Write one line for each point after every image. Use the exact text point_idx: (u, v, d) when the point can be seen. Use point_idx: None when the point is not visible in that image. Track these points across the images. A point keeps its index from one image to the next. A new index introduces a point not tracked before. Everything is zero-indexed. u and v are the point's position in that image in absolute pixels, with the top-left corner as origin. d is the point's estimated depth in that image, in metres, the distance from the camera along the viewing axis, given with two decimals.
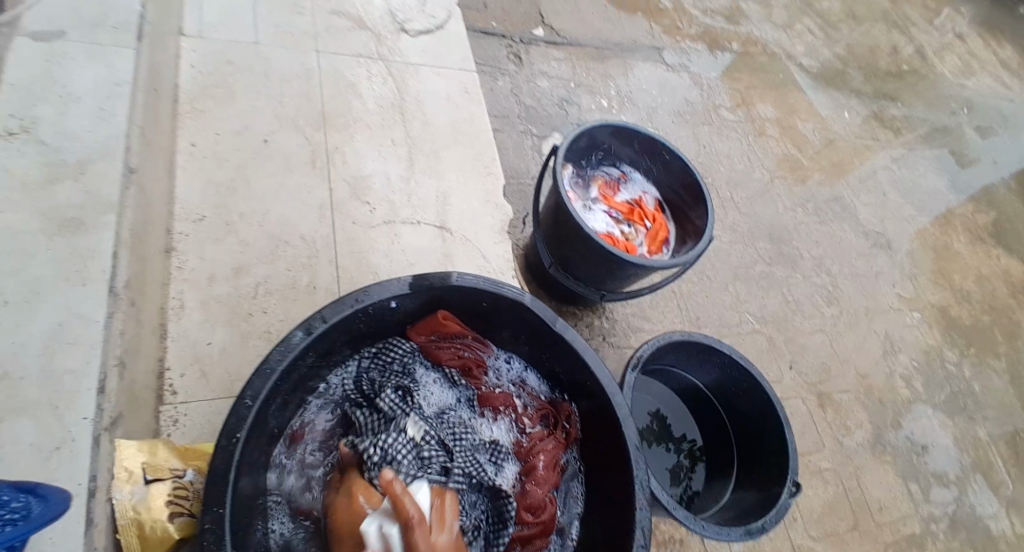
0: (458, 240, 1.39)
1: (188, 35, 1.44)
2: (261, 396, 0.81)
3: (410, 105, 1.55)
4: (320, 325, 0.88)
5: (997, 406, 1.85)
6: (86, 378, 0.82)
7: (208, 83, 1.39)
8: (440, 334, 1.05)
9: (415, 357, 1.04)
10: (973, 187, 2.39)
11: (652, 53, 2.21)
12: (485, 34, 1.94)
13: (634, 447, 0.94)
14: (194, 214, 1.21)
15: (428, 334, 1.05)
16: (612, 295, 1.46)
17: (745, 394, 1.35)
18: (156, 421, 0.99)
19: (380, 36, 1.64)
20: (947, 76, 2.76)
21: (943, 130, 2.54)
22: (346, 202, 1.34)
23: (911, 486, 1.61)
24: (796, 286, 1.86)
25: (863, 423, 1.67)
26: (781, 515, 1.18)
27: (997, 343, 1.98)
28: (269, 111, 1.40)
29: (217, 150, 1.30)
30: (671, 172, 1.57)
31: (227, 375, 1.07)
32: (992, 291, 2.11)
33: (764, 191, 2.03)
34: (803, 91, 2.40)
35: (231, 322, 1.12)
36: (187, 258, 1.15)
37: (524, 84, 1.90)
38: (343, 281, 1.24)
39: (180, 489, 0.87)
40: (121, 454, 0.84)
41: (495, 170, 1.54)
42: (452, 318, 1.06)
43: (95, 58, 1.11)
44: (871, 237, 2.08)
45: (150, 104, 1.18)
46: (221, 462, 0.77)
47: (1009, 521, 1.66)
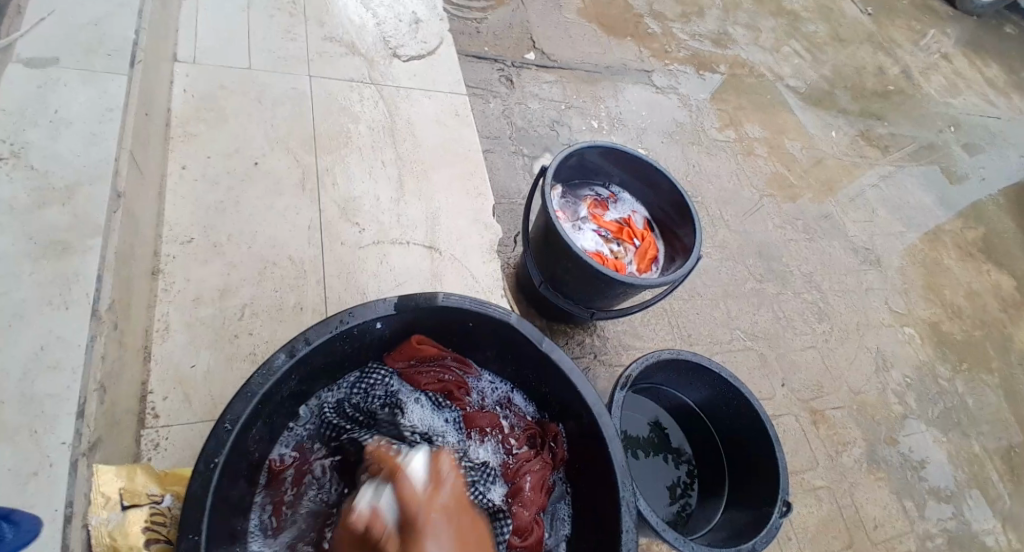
0: (447, 260, 1.40)
1: (183, 61, 1.47)
2: (241, 420, 0.81)
3: (401, 128, 1.57)
4: (303, 347, 0.89)
5: (991, 420, 1.84)
6: (67, 403, 0.82)
7: (200, 107, 1.41)
8: (418, 358, 1.05)
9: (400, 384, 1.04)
10: (961, 203, 2.41)
11: (641, 75, 2.24)
12: (478, 59, 1.97)
13: (621, 468, 0.93)
14: (181, 236, 1.21)
15: (406, 359, 1.05)
16: (602, 313, 1.46)
17: (736, 412, 1.35)
18: (136, 446, 0.99)
19: (374, 61, 1.67)
20: (932, 95, 2.80)
21: (930, 147, 2.57)
22: (335, 222, 1.35)
23: (905, 501, 1.60)
24: (787, 303, 1.87)
25: (856, 438, 1.66)
26: (771, 534, 1.17)
27: (989, 358, 1.98)
28: (261, 134, 1.42)
29: (206, 173, 1.31)
30: (660, 191, 1.58)
31: (210, 397, 1.06)
32: (983, 305, 2.11)
33: (754, 209, 2.05)
34: (791, 111, 2.44)
35: (215, 344, 1.12)
36: (173, 280, 1.16)
37: (515, 107, 1.93)
38: (330, 301, 1.24)
39: (157, 515, 0.85)
40: (98, 480, 0.83)
41: (485, 191, 1.55)
42: (427, 342, 1.06)
43: (89, 83, 1.12)
44: (860, 253, 2.09)
45: (140, 128, 1.19)
46: (198, 487, 0.77)
47: (1006, 535, 1.65)
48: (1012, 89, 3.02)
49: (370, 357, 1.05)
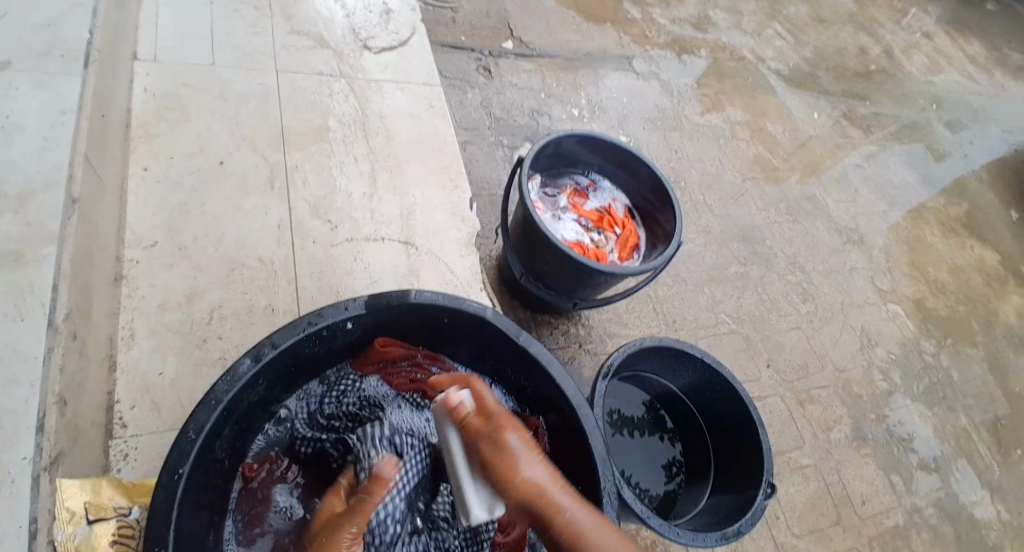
0: (423, 254, 1.37)
1: (144, 59, 1.43)
2: (205, 429, 0.79)
3: (373, 121, 1.54)
4: (269, 351, 0.86)
5: (978, 394, 1.85)
6: (24, 418, 0.79)
7: (163, 106, 1.37)
8: (386, 361, 1.03)
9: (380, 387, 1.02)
10: (944, 179, 2.41)
11: (621, 61, 2.22)
12: (454, 49, 1.94)
13: (602, 457, 0.92)
14: (145, 240, 1.18)
15: (376, 362, 1.03)
16: (584, 302, 1.44)
17: (720, 397, 1.33)
18: (105, 456, 0.97)
19: (343, 53, 1.63)
20: (914, 73, 2.79)
21: (912, 126, 2.57)
22: (306, 221, 1.32)
23: (893, 477, 1.60)
24: (772, 286, 1.86)
25: (843, 417, 1.66)
26: (757, 516, 1.16)
27: (974, 332, 1.99)
28: (227, 132, 1.38)
29: (170, 174, 1.28)
30: (639, 178, 1.55)
31: (180, 404, 1.04)
32: (968, 281, 2.11)
33: (738, 193, 2.04)
34: (772, 93, 2.42)
35: (184, 350, 1.09)
36: (137, 286, 1.13)
37: (493, 97, 1.89)
38: (303, 301, 1.22)
39: (125, 528, 0.83)
40: (62, 495, 0.79)
41: (461, 184, 1.53)
42: (392, 344, 1.04)
43: (41, 87, 1.08)
44: (844, 233, 2.09)
45: (97, 130, 1.15)
46: (163, 500, 0.74)
47: (994, 507, 1.65)
48: (994, 65, 3.01)
49: (340, 362, 1.03)
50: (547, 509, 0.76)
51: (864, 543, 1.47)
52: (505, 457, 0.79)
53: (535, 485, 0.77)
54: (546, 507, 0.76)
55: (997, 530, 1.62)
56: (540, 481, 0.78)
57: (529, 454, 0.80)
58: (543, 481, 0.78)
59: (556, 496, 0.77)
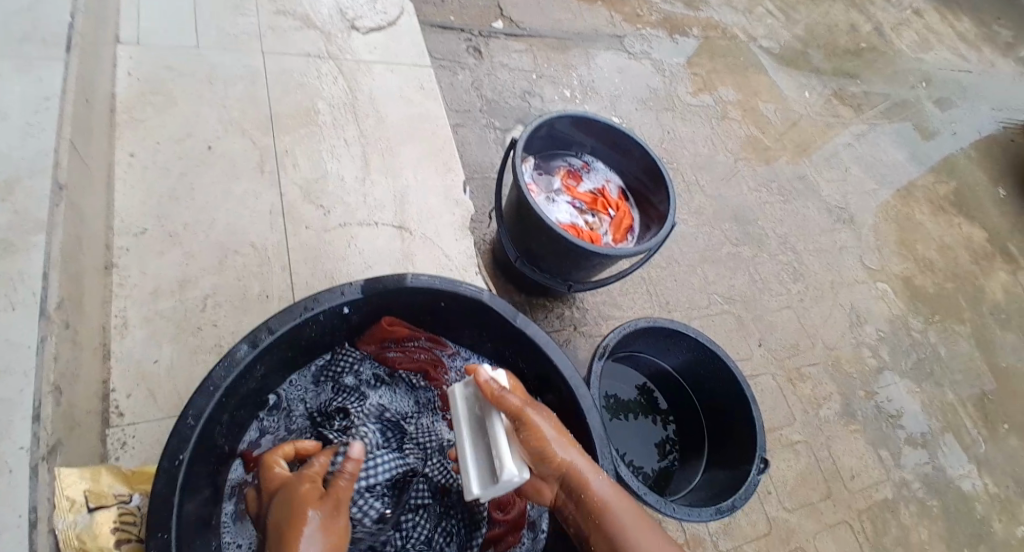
0: (417, 238, 1.37)
1: (126, 42, 1.40)
2: (204, 414, 0.79)
3: (363, 104, 1.52)
4: (266, 336, 0.86)
5: (965, 370, 1.88)
6: (20, 407, 0.78)
7: (147, 90, 1.35)
8: (390, 340, 1.04)
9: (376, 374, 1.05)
10: (933, 157, 2.42)
11: (612, 40, 2.20)
12: (443, 29, 1.91)
13: (599, 437, 0.93)
14: (135, 227, 1.17)
15: (378, 342, 1.03)
16: (580, 285, 1.44)
17: (714, 376, 1.35)
18: (102, 445, 0.96)
19: (330, 34, 1.61)
20: (904, 51, 2.79)
21: (903, 104, 2.57)
22: (298, 205, 1.31)
23: (882, 452, 1.63)
24: (764, 266, 1.87)
25: (834, 395, 1.68)
26: (751, 492, 1.17)
27: (962, 309, 2.01)
28: (214, 116, 1.36)
29: (158, 159, 1.26)
30: (631, 158, 1.55)
31: (176, 392, 1.04)
32: (956, 258, 2.14)
33: (730, 173, 2.04)
34: (764, 72, 2.41)
35: (178, 337, 1.08)
36: (129, 274, 1.12)
37: (484, 78, 1.87)
38: (297, 286, 1.21)
39: (126, 515, 0.84)
40: (62, 483, 0.79)
41: (454, 167, 1.52)
42: (399, 323, 1.04)
43: (23, 70, 1.04)
44: (835, 213, 2.10)
45: (82, 115, 1.13)
46: (164, 485, 0.74)
47: (981, 480, 1.69)
48: (983, 42, 3.01)
49: (340, 341, 1.01)
50: (581, 487, 0.81)
51: (854, 517, 1.50)
52: (540, 443, 0.80)
53: (568, 465, 0.81)
54: (579, 484, 0.81)
55: (983, 502, 1.65)
56: (574, 460, 0.82)
57: (559, 436, 0.82)
58: (574, 459, 0.82)
59: (586, 471, 0.82)
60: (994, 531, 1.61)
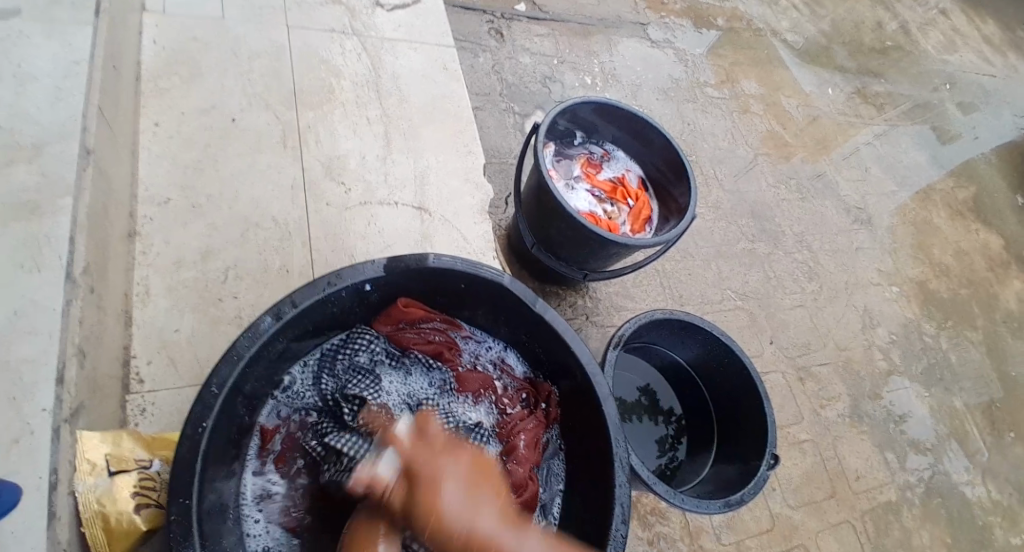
0: (437, 221, 1.36)
1: (151, 9, 1.39)
2: (227, 384, 0.80)
3: (386, 81, 1.51)
4: (289, 310, 0.86)
5: (975, 376, 1.87)
6: (45, 369, 0.79)
7: (171, 59, 1.34)
8: (405, 322, 1.04)
9: (381, 355, 1.03)
10: (954, 162, 2.39)
11: (636, 28, 2.17)
12: (466, 9, 1.89)
13: (613, 423, 0.93)
14: (157, 197, 1.17)
15: (394, 323, 1.03)
16: (595, 274, 1.43)
17: (727, 371, 1.34)
18: (123, 410, 0.97)
19: (354, 9, 1.59)
20: (930, 52, 2.75)
21: (925, 106, 2.54)
22: (318, 180, 1.31)
23: (888, 455, 1.63)
24: (778, 263, 1.86)
25: (842, 395, 1.68)
26: (758, 487, 1.18)
27: (975, 316, 2.00)
28: (238, 88, 1.35)
29: (182, 129, 1.26)
30: (653, 149, 1.54)
31: (196, 362, 1.05)
32: (971, 264, 2.12)
33: (748, 167, 2.02)
34: (788, 67, 2.38)
35: (198, 308, 1.09)
36: (151, 242, 1.12)
37: (506, 61, 1.86)
38: (317, 264, 1.21)
39: (147, 480, 0.86)
40: (84, 447, 0.81)
41: (474, 150, 1.51)
42: (415, 304, 1.04)
43: (52, 35, 1.05)
44: (852, 213, 2.08)
45: (109, 81, 1.13)
46: (188, 452, 0.75)
47: (985, 487, 1.69)
48: (1009, 47, 2.96)
49: (356, 321, 1.03)
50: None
51: (857, 517, 1.51)
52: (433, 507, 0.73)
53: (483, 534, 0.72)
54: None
55: (986, 508, 1.66)
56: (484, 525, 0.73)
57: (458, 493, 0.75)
58: (492, 526, 0.73)
59: (497, 534, 0.73)
60: (994, 538, 1.61)
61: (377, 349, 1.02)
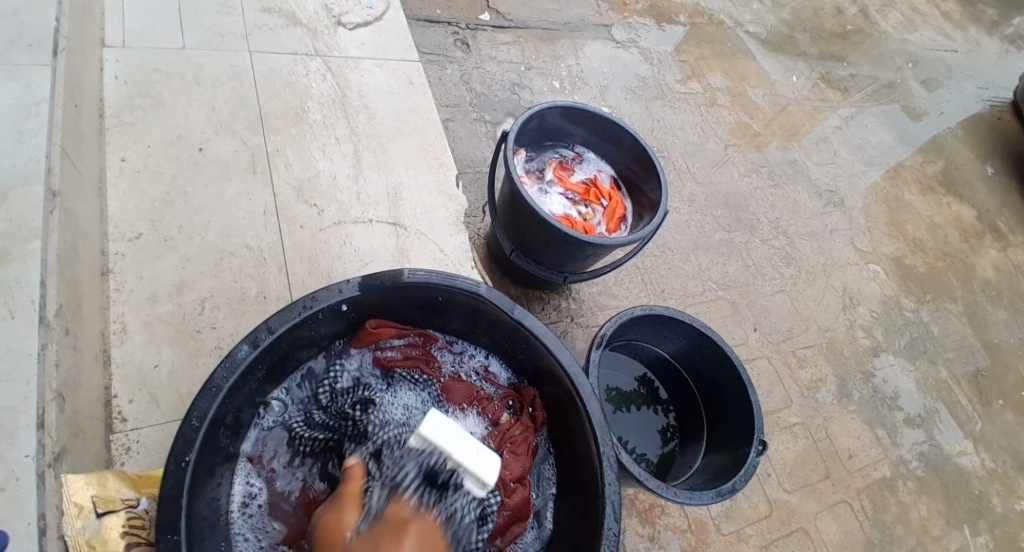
0: (413, 235, 1.37)
1: (111, 45, 1.39)
2: (208, 416, 0.80)
3: (353, 101, 1.51)
4: (266, 336, 0.87)
5: (958, 346, 1.90)
6: (24, 415, 0.79)
7: (134, 94, 1.34)
8: (376, 343, 1.03)
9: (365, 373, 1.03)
10: (921, 138, 2.43)
11: (600, 30, 2.19)
12: (430, 23, 1.90)
13: (600, 425, 0.94)
14: (128, 232, 1.16)
15: (366, 346, 1.03)
16: (575, 275, 1.44)
17: (711, 361, 1.36)
18: (107, 451, 0.97)
19: (315, 31, 1.60)
20: (889, 32, 2.80)
21: (889, 86, 2.59)
22: (291, 204, 1.31)
23: (878, 431, 1.65)
24: (756, 250, 1.88)
25: (829, 376, 1.70)
26: (749, 473, 1.19)
27: (952, 287, 2.04)
28: (203, 117, 1.35)
29: (149, 164, 1.26)
30: (623, 148, 1.55)
31: (178, 396, 1.04)
32: (946, 237, 2.16)
33: (720, 160, 2.05)
34: (752, 57, 2.41)
35: (177, 341, 1.09)
36: (125, 279, 1.12)
37: (472, 71, 1.87)
38: (295, 287, 1.21)
39: (135, 519, 0.85)
40: (68, 490, 0.80)
41: (446, 162, 1.52)
42: (382, 325, 1.04)
43: (8, 78, 1.04)
44: (825, 196, 2.11)
45: (71, 121, 1.12)
46: (173, 487, 0.75)
47: (976, 455, 1.71)
48: (968, 22, 3.02)
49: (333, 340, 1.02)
50: None
51: (852, 495, 1.52)
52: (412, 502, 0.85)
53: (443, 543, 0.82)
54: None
55: (980, 476, 1.68)
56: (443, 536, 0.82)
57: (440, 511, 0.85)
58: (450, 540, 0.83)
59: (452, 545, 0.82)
60: (988, 504, 1.64)
61: (359, 367, 1.03)
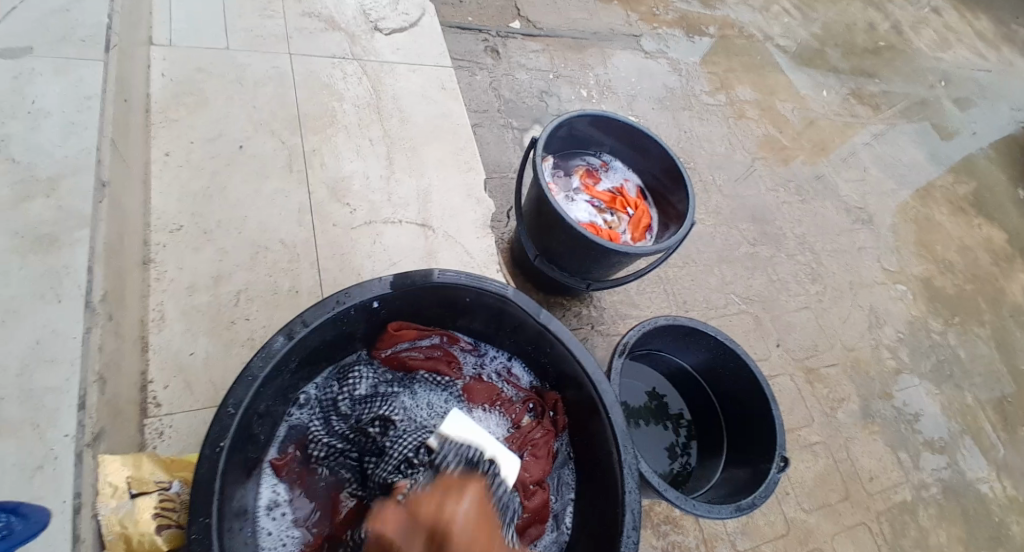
0: (441, 237, 1.39)
1: (158, 43, 1.43)
2: (243, 403, 0.82)
3: (386, 104, 1.54)
4: (300, 329, 0.89)
5: (984, 371, 1.88)
6: (65, 396, 0.82)
7: (180, 91, 1.38)
8: (400, 344, 1.06)
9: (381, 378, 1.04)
10: (952, 158, 2.40)
11: (630, 40, 2.21)
12: (462, 30, 1.93)
13: (621, 433, 0.95)
14: (169, 224, 1.20)
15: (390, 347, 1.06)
16: (598, 283, 1.45)
17: (733, 373, 1.36)
18: (140, 434, 1.00)
19: (353, 35, 1.64)
20: (923, 50, 2.77)
21: (921, 103, 2.56)
22: (325, 203, 1.34)
23: (900, 454, 1.63)
24: (781, 265, 1.87)
25: (851, 394, 1.69)
26: (769, 489, 1.18)
27: (980, 311, 2.01)
28: (243, 115, 1.39)
29: (191, 158, 1.30)
30: (651, 158, 1.57)
31: (212, 385, 1.07)
32: (975, 260, 2.13)
33: (747, 173, 2.04)
34: (782, 71, 2.41)
35: (212, 331, 1.12)
36: (164, 269, 1.15)
37: (502, 78, 1.90)
38: (326, 284, 1.24)
39: (167, 501, 0.87)
40: (104, 470, 0.84)
41: (475, 166, 1.54)
42: (406, 327, 1.06)
43: (64, 73, 1.09)
44: (852, 213, 2.09)
45: (119, 114, 1.16)
46: (206, 471, 0.78)
47: (1000, 483, 1.68)
48: (1003, 42, 2.98)
49: (358, 346, 1.05)
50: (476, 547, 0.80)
51: (871, 517, 1.51)
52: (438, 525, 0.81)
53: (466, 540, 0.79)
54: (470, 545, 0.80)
55: (1003, 505, 1.65)
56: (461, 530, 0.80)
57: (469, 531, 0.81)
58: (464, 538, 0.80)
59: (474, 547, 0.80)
60: (1011, 533, 1.61)
61: (376, 373, 1.04)
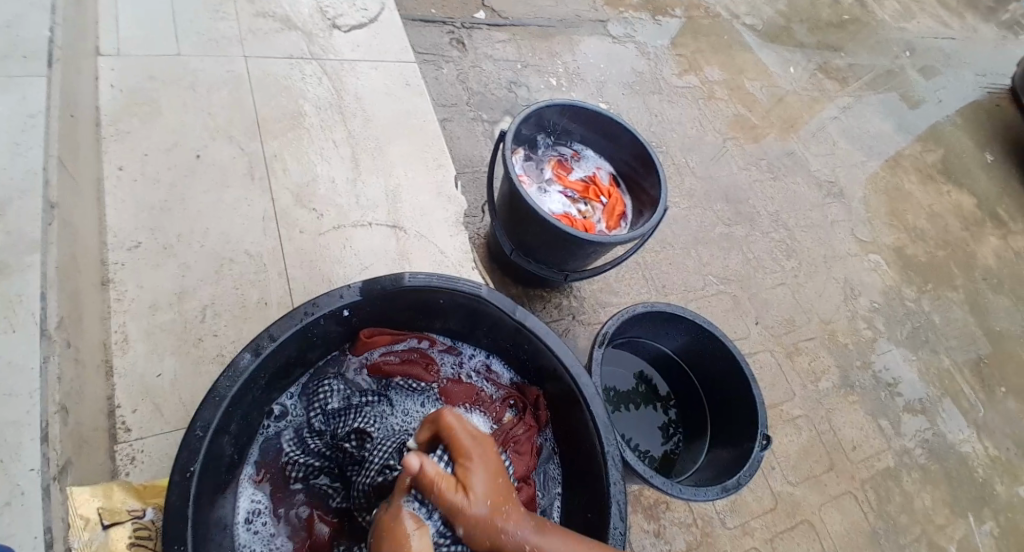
0: (412, 237, 1.37)
1: (106, 53, 1.38)
2: (212, 425, 0.80)
3: (349, 104, 1.51)
4: (268, 344, 0.86)
5: (960, 335, 1.90)
6: (28, 429, 0.79)
7: (132, 101, 1.34)
8: (373, 350, 1.04)
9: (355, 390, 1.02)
10: (920, 127, 2.43)
11: (595, 25, 2.18)
12: (425, 23, 1.90)
13: (603, 425, 0.94)
14: (128, 242, 1.16)
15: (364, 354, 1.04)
16: (575, 274, 1.44)
17: (714, 356, 1.36)
18: (112, 461, 0.97)
19: (311, 34, 1.59)
20: (886, 21, 2.79)
21: (887, 74, 2.58)
22: (291, 209, 1.31)
23: (882, 422, 1.65)
24: (757, 244, 1.88)
25: (831, 368, 1.70)
26: (754, 468, 1.19)
27: (954, 277, 2.03)
28: (199, 124, 1.35)
29: (147, 171, 1.26)
30: (622, 145, 1.55)
31: (182, 405, 1.04)
32: (946, 226, 2.15)
33: (719, 153, 2.04)
34: (749, 49, 2.40)
35: (179, 350, 1.09)
36: (125, 288, 1.12)
37: (469, 70, 1.86)
38: (296, 292, 1.22)
39: (142, 530, 0.84)
40: (74, 503, 0.80)
41: (444, 162, 1.51)
42: (379, 333, 1.03)
43: (4, 90, 1.04)
44: (824, 187, 2.10)
45: (67, 130, 1.12)
46: (177, 498, 0.75)
47: (981, 444, 1.71)
48: (965, 8, 3.01)
49: (330, 356, 1.02)
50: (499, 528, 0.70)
51: (857, 487, 1.52)
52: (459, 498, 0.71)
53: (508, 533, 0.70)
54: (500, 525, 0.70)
55: (984, 465, 1.68)
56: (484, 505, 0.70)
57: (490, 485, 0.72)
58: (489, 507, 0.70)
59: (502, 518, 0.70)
60: (993, 491, 1.64)
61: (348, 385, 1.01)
